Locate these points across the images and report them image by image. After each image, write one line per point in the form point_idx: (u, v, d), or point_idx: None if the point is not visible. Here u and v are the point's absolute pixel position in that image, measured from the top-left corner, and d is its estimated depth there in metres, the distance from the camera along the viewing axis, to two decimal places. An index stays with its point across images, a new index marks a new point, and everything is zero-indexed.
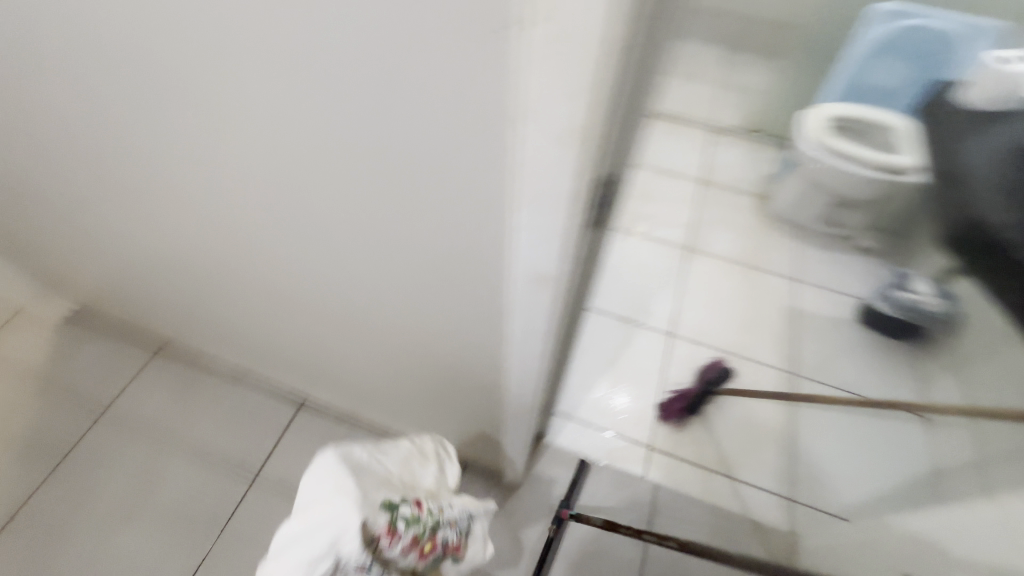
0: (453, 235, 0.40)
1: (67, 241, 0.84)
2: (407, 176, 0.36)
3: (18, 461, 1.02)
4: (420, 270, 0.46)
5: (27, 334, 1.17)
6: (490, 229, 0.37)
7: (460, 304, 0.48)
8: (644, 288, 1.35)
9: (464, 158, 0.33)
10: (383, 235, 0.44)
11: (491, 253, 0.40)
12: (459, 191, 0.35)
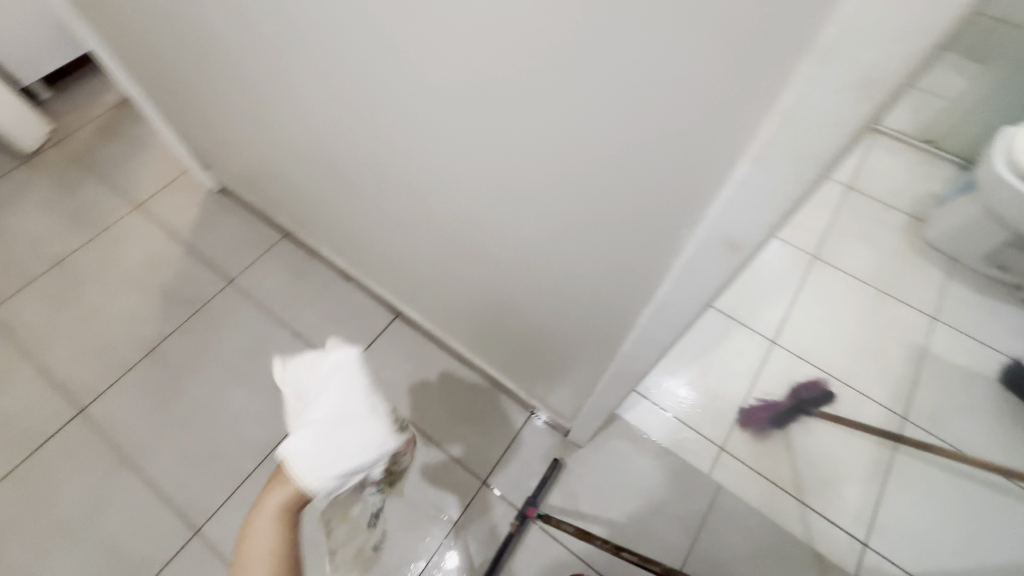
0: (647, 171, 0.38)
1: (235, 122, 0.92)
2: (626, 103, 0.34)
3: (164, 304, 1.19)
4: (585, 210, 0.45)
5: (185, 198, 1.34)
6: (698, 176, 0.35)
7: (616, 252, 0.47)
8: (755, 288, 1.26)
9: (707, 90, 0.30)
10: (565, 165, 0.43)
11: (684, 205, 0.38)
12: (680, 128, 0.33)
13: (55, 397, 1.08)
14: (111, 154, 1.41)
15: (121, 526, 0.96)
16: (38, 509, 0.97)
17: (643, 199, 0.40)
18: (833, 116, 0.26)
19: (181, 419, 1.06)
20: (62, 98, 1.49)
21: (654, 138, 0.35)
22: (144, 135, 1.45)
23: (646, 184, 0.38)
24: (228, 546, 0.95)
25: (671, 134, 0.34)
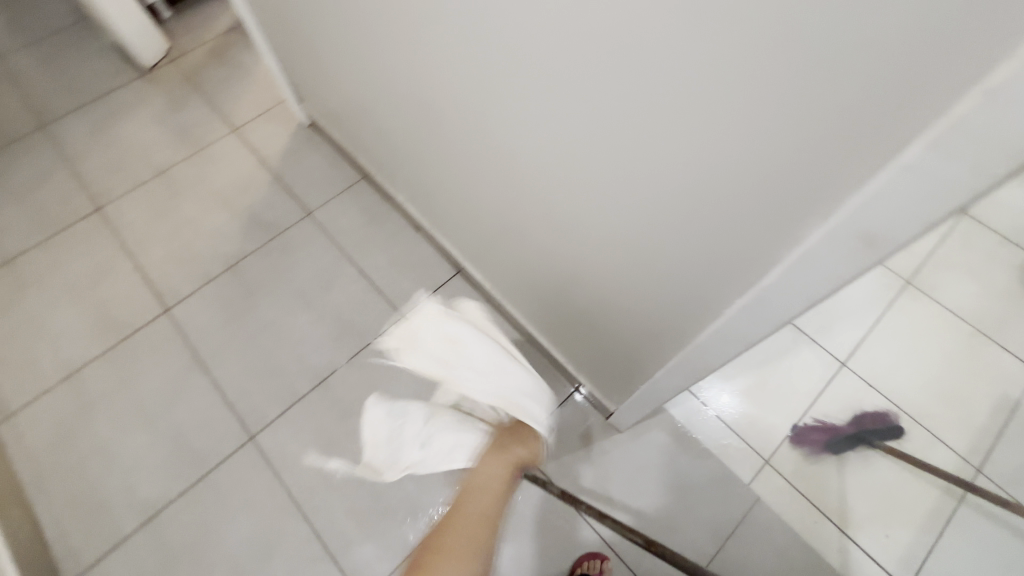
0: (794, 143, 0.34)
1: (334, 56, 0.94)
2: (775, 73, 0.32)
3: (246, 225, 1.26)
4: (698, 183, 0.43)
5: (276, 127, 1.40)
6: (845, 162, 0.32)
7: (724, 233, 0.44)
8: (834, 305, 1.18)
9: (881, 67, 0.27)
10: (685, 135, 0.41)
11: (817, 193, 0.35)
12: (834, 107, 0.30)
13: (146, 294, 1.18)
14: (215, 76, 1.49)
15: (189, 419, 1.06)
16: (122, 390, 1.08)
17: (778, 175, 0.37)
18: None
19: (250, 334, 1.14)
20: (179, 19, 1.58)
21: (817, 105, 0.32)
22: (246, 62, 1.51)
23: (788, 158, 0.35)
24: (277, 456, 1.03)
25: (837, 103, 0.30)
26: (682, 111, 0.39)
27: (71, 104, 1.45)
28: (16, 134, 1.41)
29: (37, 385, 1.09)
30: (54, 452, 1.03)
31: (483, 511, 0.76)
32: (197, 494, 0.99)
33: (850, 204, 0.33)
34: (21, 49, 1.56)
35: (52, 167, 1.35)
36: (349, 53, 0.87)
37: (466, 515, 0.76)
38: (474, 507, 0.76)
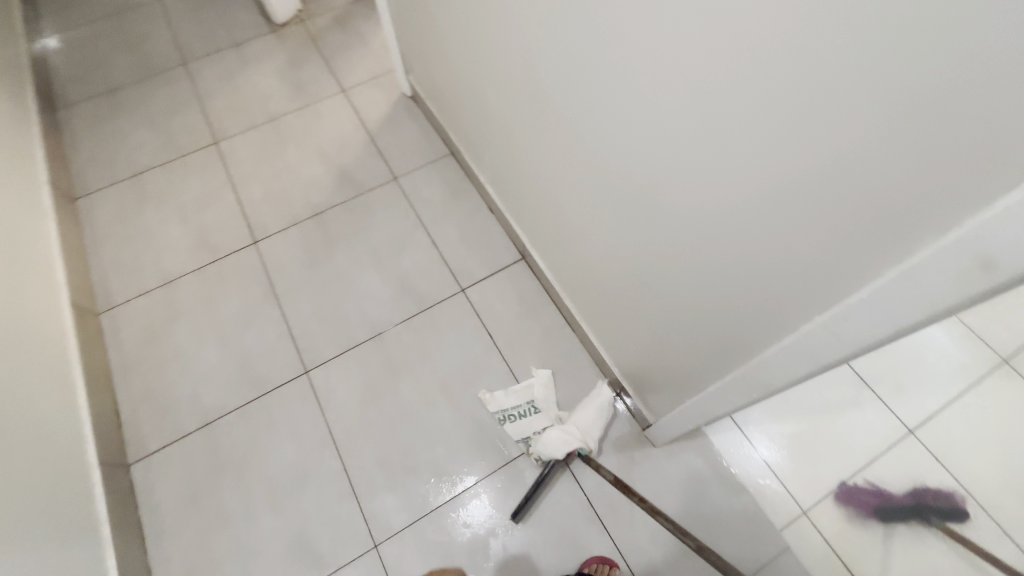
0: (920, 149, 0.32)
1: (447, 29, 0.98)
2: (898, 85, 0.31)
3: (337, 180, 1.35)
4: (800, 186, 0.41)
5: (381, 96, 1.49)
6: (966, 182, 0.30)
7: (820, 241, 0.42)
8: (912, 368, 1.09)
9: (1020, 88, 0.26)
10: (788, 138, 0.40)
11: (929, 212, 0.33)
12: (958, 125, 0.29)
13: (241, 225, 1.30)
14: (334, 39, 1.60)
15: (256, 343, 1.15)
16: (206, 306, 1.20)
17: (895, 183, 0.34)
18: None
19: (322, 278, 1.22)
20: None
21: (955, 109, 0.29)
22: (364, 30, 1.62)
23: (910, 165, 0.33)
24: (326, 394, 1.09)
25: (969, 119, 0.28)
26: (801, 103, 0.38)
27: (210, 48, 1.62)
28: (161, 68, 1.59)
29: (138, 287, 1.23)
30: (141, 348, 1.15)
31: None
32: (250, 412, 1.08)
33: (977, 219, 0.31)
34: None
35: (185, 100, 1.51)
36: (462, 28, 0.91)
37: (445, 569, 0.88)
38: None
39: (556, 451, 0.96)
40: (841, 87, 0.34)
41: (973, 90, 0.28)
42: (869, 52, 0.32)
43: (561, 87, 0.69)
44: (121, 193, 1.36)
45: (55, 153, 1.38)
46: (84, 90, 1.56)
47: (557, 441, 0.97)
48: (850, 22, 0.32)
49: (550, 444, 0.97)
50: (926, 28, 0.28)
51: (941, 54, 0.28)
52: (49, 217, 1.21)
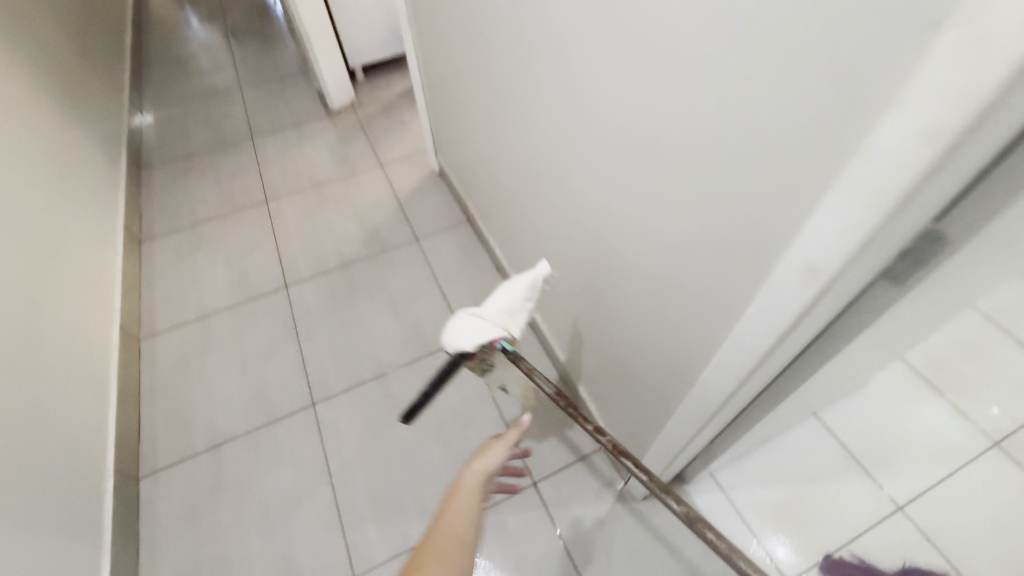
0: (757, 193, 0.41)
1: (468, 117, 1.19)
2: (734, 147, 0.41)
3: (365, 237, 1.53)
4: (696, 219, 0.50)
5: (412, 170, 1.71)
6: (788, 214, 0.38)
7: (716, 274, 0.50)
8: (898, 445, 1.11)
9: (798, 144, 0.35)
10: (683, 189, 0.50)
11: (775, 240, 0.41)
12: (773, 174, 0.38)
13: (276, 271, 1.46)
14: (379, 124, 1.88)
15: (272, 374, 1.25)
16: (234, 338, 1.32)
17: (750, 219, 0.43)
18: (904, 159, 0.28)
19: (340, 320, 1.34)
20: (367, 81, 2.06)
21: (768, 163, 0.38)
22: (405, 118, 1.90)
23: (754, 206, 0.42)
24: (328, 425, 1.17)
25: (777, 169, 0.38)
26: (684, 163, 0.48)
27: (274, 127, 1.92)
28: (233, 140, 1.88)
29: (179, 318, 1.37)
30: (170, 372, 1.27)
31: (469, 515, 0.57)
32: (257, 437, 1.15)
33: (797, 239, 0.38)
34: (257, 86, 2.12)
35: (247, 167, 1.77)
36: (478, 116, 1.11)
37: (436, 541, 0.54)
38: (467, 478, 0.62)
39: (465, 340, 0.64)
40: (703, 152, 0.45)
41: (775, 135, 0.37)
42: (714, 115, 0.42)
43: (544, 158, 0.84)
44: (180, 238, 1.57)
45: (133, 204, 1.62)
46: (166, 156, 1.85)
47: (473, 329, 0.65)
48: (699, 107, 0.43)
49: (459, 336, 0.65)
50: (741, 109, 0.39)
51: (752, 124, 0.38)
52: (116, 253, 1.40)
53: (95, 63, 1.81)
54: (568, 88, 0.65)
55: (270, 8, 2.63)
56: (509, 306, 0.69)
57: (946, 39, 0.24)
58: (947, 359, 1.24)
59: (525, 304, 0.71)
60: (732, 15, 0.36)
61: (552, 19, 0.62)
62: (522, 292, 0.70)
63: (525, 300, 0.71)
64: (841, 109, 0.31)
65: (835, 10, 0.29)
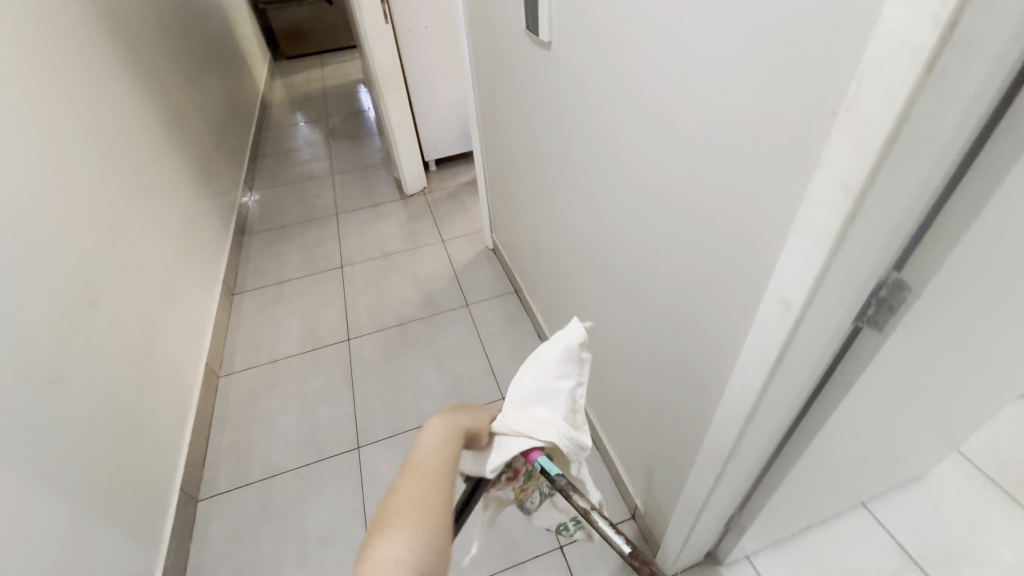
0: (742, 243, 0.50)
1: (520, 200, 1.36)
2: (721, 208, 0.51)
3: (421, 301, 1.69)
4: (702, 268, 0.58)
5: (469, 246, 1.91)
6: (766, 257, 0.47)
7: (719, 317, 0.58)
8: (963, 549, 1.02)
9: (766, 201, 0.45)
10: (688, 245, 0.59)
11: (759, 281, 0.49)
12: (752, 226, 0.48)
13: (342, 325, 1.64)
14: (444, 207, 2.14)
15: (325, 416, 1.37)
16: (298, 381, 1.47)
17: (739, 265, 0.51)
18: (834, 206, 0.37)
19: (391, 373, 1.46)
20: (438, 172, 2.37)
21: (746, 219, 0.48)
22: (467, 203, 2.15)
23: (741, 253, 0.50)
24: (370, 468, 1.24)
25: (754, 222, 0.47)
26: (687, 224, 0.58)
27: (357, 205, 2.23)
28: (320, 215, 2.19)
29: (253, 361, 1.55)
30: (239, 407, 1.42)
31: (437, 479, 0.45)
32: (305, 473, 1.24)
33: (773, 277, 0.46)
34: (346, 174, 2.49)
35: (329, 237, 2.05)
36: (528, 198, 1.27)
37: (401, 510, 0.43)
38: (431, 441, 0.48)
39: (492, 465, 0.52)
40: (699, 213, 0.55)
41: (750, 196, 0.46)
42: (704, 183, 0.53)
43: (580, 230, 0.96)
44: (265, 292, 1.80)
45: (233, 262, 1.90)
46: (265, 225, 2.18)
47: (497, 451, 0.52)
48: (694, 178, 0.54)
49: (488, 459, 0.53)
50: (722, 178, 0.49)
51: (731, 188, 0.49)
52: (214, 301, 1.64)
53: (225, 151, 2.24)
54: (598, 169, 0.79)
55: (365, 114, 3.14)
56: (536, 394, 0.53)
57: (844, 120, 0.34)
58: (1014, 462, 1.16)
59: (559, 386, 0.53)
60: (709, 109, 0.48)
61: (586, 117, 0.77)
62: (555, 373, 0.53)
63: (561, 381, 0.53)
64: (791, 172, 0.41)
65: (776, 105, 0.40)
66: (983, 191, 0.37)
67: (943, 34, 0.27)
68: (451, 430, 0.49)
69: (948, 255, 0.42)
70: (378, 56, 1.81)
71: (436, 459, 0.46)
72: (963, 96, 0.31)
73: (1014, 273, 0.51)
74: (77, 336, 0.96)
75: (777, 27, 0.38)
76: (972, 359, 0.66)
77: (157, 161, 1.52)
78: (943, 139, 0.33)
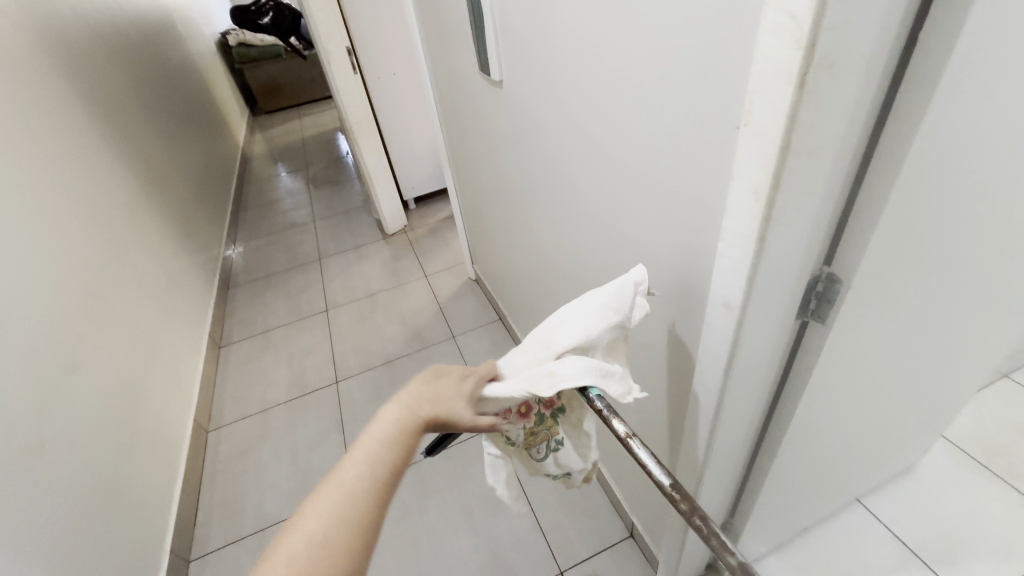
0: (684, 252, 0.53)
1: (494, 230, 1.41)
2: (663, 221, 0.54)
3: (408, 336, 1.71)
4: (655, 279, 0.61)
5: (452, 278, 1.94)
6: (705, 264, 0.49)
7: (676, 324, 0.60)
8: (962, 535, 1.02)
9: (697, 213, 0.48)
10: (641, 258, 0.62)
11: (703, 286, 0.51)
12: (689, 236, 0.51)
13: (330, 369, 1.64)
14: (426, 243, 2.18)
15: (317, 461, 1.35)
16: (288, 429, 1.46)
17: (686, 273, 0.54)
18: (750, 210, 0.40)
19: None
20: (418, 210, 2.43)
21: (685, 230, 0.51)
22: (448, 237, 2.20)
23: (685, 261, 0.53)
24: None
25: (691, 232, 0.50)
26: (637, 239, 0.61)
27: (341, 249, 2.26)
28: (304, 261, 2.22)
29: (242, 412, 1.54)
30: (230, 460, 1.40)
31: (359, 485, 0.42)
32: None
33: (713, 282, 0.48)
34: (328, 220, 2.54)
35: (314, 282, 2.07)
36: (501, 227, 1.32)
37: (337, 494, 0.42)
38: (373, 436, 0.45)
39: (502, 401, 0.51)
40: (645, 228, 0.58)
41: (683, 209, 0.50)
42: (644, 199, 0.56)
43: (549, 254, 1.00)
44: (252, 343, 1.81)
45: (219, 314, 1.92)
46: (249, 277, 2.20)
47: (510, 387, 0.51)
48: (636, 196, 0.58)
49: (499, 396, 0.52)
50: (658, 192, 0.53)
51: (667, 203, 0.52)
52: (200, 355, 1.64)
53: (207, 207, 2.28)
54: (556, 195, 0.83)
55: (344, 160, 3.22)
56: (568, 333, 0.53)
57: (744, 133, 0.38)
58: (999, 442, 1.18)
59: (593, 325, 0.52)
60: (638, 134, 0.52)
61: (539, 147, 0.82)
62: (589, 309, 0.53)
63: (597, 316, 0.52)
64: (712, 183, 0.44)
65: (690, 125, 0.44)
66: (882, 185, 0.41)
67: (806, 53, 0.31)
68: (395, 428, 0.46)
69: (869, 246, 0.45)
70: (350, 106, 1.89)
71: (366, 464, 0.43)
72: (837, 104, 0.34)
73: (943, 260, 0.54)
74: (59, 401, 0.96)
75: (680, 56, 0.42)
76: (930, 343, 0.68)
77: (138, 223, 1.55)
78: (829, 145, 0.36)
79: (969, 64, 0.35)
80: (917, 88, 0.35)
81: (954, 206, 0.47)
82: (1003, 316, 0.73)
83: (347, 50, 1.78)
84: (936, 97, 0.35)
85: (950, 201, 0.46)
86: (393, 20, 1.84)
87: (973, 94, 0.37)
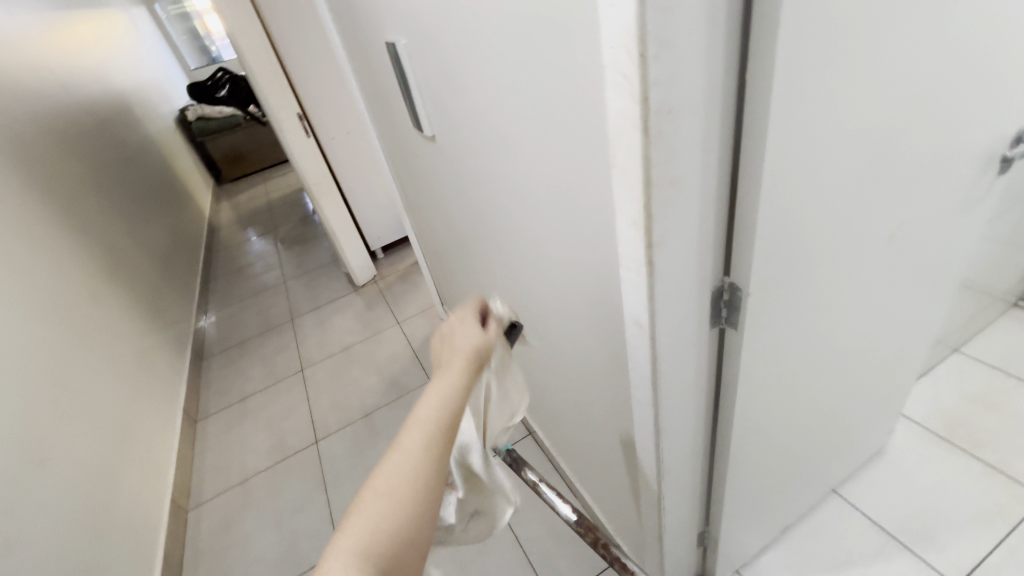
0: (599, 279, 0.57)
1: (455, 272, 1.45)
2: (578, 253, 0.58)
3: (386, 385, 1.71)
4: (582, 305, 0.65)
5: (425, 322, 1.97)
6: (616, 289, 0.54)
7: (607, 347, 0.64)
8: (937, 512, 1.04)
9: (599, 244, 0.52)
10: (569, 289, 0.66)
11: (619, 310, 0.55)
12: (599, 264, 0.55)
13: (309, 428, 1.63)
14: (397, 290, 2.22)
15: (303, 526, 1.33)
16: (270, 496, 1.43)
17: (604, 299, 0.58)
18: (635, 238, 0.44)
19: (364, 465, 1.45)
20: (386, 258, 2.47)
21: (595, 261, 0.55)
22: (418, 281, 2.24)
23: (601, 288, 0.57)
24: None
25: (599, 260, 0.54)
26: (562, 271, 0.66)
27: (312, 306, 2.28)
28: (277, 323, 2.23)
29: (221, 486, 1.51)
30: (212, 537, 1.36)
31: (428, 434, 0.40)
32: None
33: (626, 306, 0.52)
34: (298, 279, 2.55)
35: (287, 343, 2.07)
36: (460, 268, 1.36)
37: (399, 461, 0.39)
38: (425, 409, 0.42)
39: None
40: (567, 261, 0.63)
41: (590, 241, 0.54)
42: (560, 234, 0.61)
43: (501, 290, 1.04)
44: (228, 412, 1.79)
45: (193, 387, 1.89)
46: (221, 345, 2.18)
47: None
48: (553, 232, 0.62)
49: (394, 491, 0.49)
50: (569, 229, 0.58)
51: (577, 237, 0.56)
52: (175, 433, 1.61)
53: (175, 282, 2.29)
54: (495, 236, 0.87)
55: (310, 219, 3.25)
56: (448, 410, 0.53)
57: (615, 173, 0.42)
58: (958, 414, 1.22)
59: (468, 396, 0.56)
60: (543, 179, 0.57)
61: (474, 193, 0.87)
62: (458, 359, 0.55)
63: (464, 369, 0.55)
64: (603, 216, 0.49)
65: (578, 168, 0.49)
66: (750, 201, 0.46)
67: (642, 104, 0.36)
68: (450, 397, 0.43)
69: (756, 254, 0.50)
70: (307, 167, 1.95)
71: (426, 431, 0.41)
72: (684, 139, 0.39)
73: (834, 258, 0.59)
74: (26, 498, 0.94)
75: (559, 111, 0.47)
76: (854, 331, 0.73)
77: (103, 305, 1.56)
78: (688, 176, 0.41)
79: (792, 89, 0.40)
80: (754, 115, 0.41)
81: (827, 209, 0.53)
82: (916, 297, 0.79)
83: (298, 116, 1.86)
84: (770, 122, 0.41)
85: (820, 204, 0.52)
86: (341, 83, 1.93)
87: (806, 114, 0.43)
